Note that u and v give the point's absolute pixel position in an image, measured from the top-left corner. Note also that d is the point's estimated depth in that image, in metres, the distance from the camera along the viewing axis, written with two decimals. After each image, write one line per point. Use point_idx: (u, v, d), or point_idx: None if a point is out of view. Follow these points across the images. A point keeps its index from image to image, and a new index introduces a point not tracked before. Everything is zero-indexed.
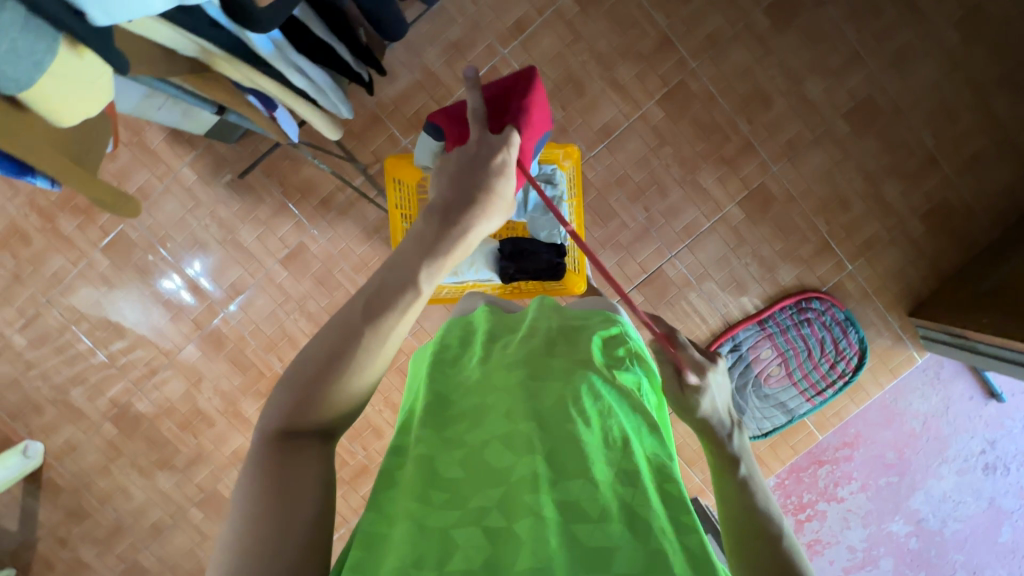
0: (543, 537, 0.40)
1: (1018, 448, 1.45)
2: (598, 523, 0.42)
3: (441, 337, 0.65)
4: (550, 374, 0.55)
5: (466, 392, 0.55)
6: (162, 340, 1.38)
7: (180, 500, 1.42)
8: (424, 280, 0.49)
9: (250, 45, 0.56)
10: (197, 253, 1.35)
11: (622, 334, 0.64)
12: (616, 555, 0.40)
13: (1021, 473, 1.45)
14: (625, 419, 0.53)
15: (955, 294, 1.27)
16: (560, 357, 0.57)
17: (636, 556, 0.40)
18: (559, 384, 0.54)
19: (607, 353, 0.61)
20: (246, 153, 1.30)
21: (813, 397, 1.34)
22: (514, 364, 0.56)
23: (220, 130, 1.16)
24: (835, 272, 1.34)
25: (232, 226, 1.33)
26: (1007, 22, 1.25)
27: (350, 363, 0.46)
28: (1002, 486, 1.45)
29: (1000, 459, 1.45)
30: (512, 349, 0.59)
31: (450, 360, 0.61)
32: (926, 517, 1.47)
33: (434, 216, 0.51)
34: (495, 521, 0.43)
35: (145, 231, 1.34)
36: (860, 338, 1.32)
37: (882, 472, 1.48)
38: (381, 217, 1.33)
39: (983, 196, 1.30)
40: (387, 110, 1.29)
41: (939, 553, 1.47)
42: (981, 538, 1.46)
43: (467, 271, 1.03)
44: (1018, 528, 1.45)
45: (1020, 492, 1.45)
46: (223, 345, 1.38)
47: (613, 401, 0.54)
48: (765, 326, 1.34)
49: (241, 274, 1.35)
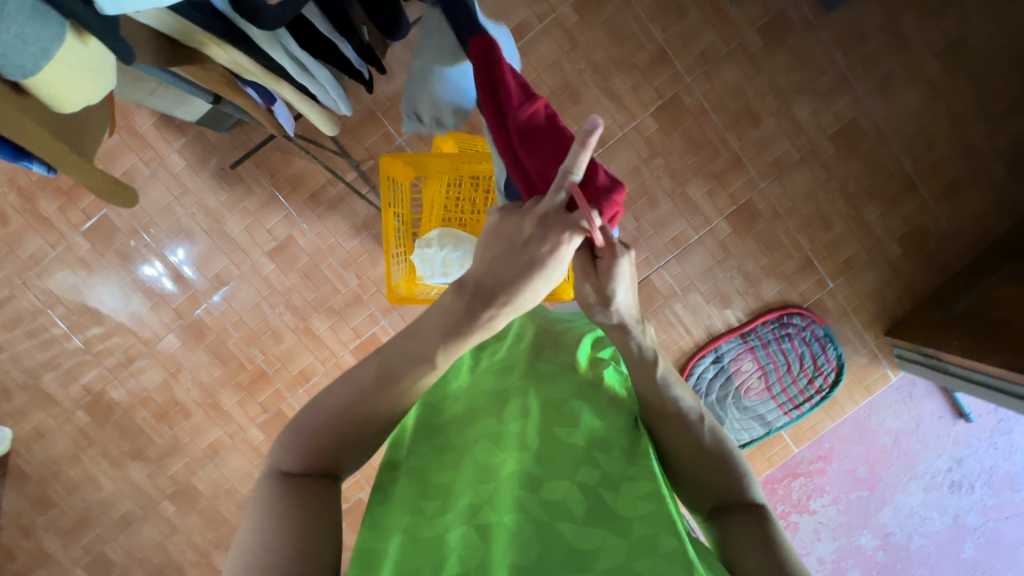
0: (528, 538, 0.41)
1: (983, 467, 1.49)
2: (582, 524, 0.43)
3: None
4: (536, 375, 0.56)
5: (457, 398, 0.57)
6: (141, 328, 1.35)
7: (152, 491, 1.39)
8: (440, 358, 0.50)
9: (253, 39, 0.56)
10: (181, 241, 1.33)
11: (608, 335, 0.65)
12: (598, 555, 0.42)
13: (985, 491, 1.49)
14: (612, 418, 0.53)
15: (928, 315, 1.31)
16: (546, 359, 0.58)
17: (618, 553, 0.42)
18: (544, 385, 0.54)
19: (592, 353, 0.61)
20: (237, 143, 1.29)
21: (791, 410, 1.37)
22: (501, 371, 0.57)
23: (212, 118, 1.15)
24: (816, 289, 1.37)
25: (219, 215, 1.32)
26: (987, 56, 1.29)
27: (359, 413, 0.49)
28: (966, 503, 1.50)
29: (966, 477, 1.50)
30: (501, 355, 0.60)
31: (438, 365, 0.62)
32: (893, 532, 1.51)
33: (465, 291, 0.50)
34: (484, 519, 0.43)
35: (128, 216, 1.31)
36: (837, 354, 1.35)
37: (853, 486, 1.52)
38: (371, 214, 1.33)
39: (958, 222, 1.35)
40: (382, 107, 1.29)
41: (905, 567, 1.51)
42: (944, 553, 1.50)
43: (457, 271, 1.04)
44: (981, 545, 1.50)
45: (983, 509, 1.49)
46: (204, 336, 1.36)
47: (599, 400, 0.54)
48: (747, 340, 1.37)
49: (226, 265, 1.34)
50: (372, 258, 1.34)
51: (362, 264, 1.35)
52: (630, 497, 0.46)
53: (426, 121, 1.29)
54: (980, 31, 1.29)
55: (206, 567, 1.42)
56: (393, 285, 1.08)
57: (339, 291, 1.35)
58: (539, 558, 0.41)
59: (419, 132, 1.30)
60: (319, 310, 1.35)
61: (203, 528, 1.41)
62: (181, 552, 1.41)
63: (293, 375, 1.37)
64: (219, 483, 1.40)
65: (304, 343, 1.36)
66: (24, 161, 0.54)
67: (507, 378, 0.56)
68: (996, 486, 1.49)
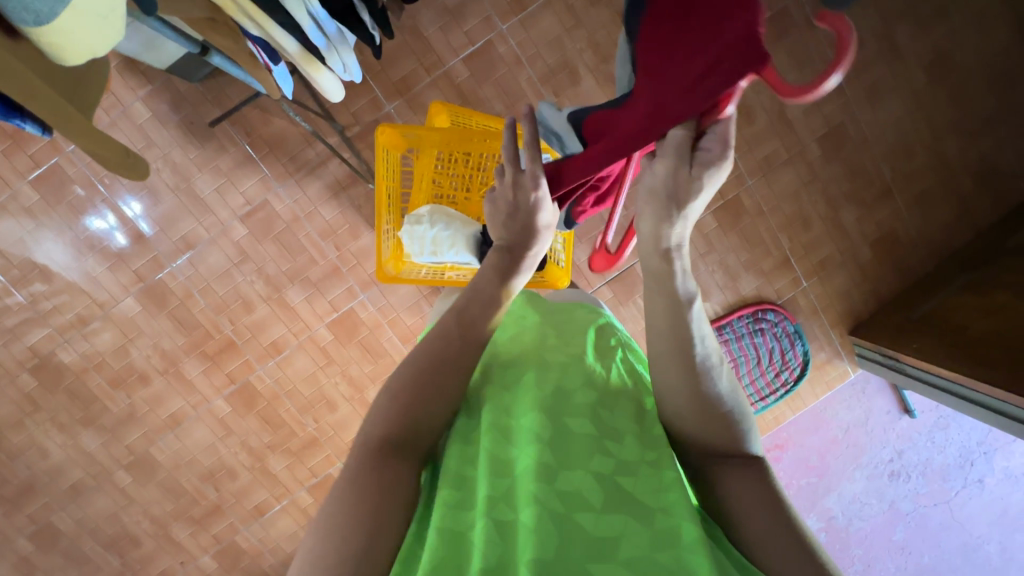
0: (549, 532, 0.41)
1: (920, 458, 1.61)
2: (601, 513, 0.44)
3: (426, 343, 0.67)
4: (548, 364, 0.55)
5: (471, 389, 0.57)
6: (97, 289, 1.26)
7: (105, 461, 1.32)
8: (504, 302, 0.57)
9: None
10: (144, 198, 1.23)
11: (609, 325, 0.65)
12: (619, 543, 0.42)
13: (920, 481, 1.61)
14: (624, 403, 0.53)
15: (890, 319, 1.38)
16: (558, 348, 0.57)
17: (639, 541, 0.42)
18: (553, 372, 0.54)
19: (602, 341, 0.61)
20: (210, 95, 1.19)
21: (757, 402, 1.43)
22: (511, 362, 0.57)
23: (185, 66, 1.06)
24: (791, 287, 1.42)
25: (187, 172, 1.23)
26: (970, 73, 1.34)
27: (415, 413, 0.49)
28: (902, 491, 1.61)
29: (904, 467, 1.61)
30: (512, 345, 0.60)
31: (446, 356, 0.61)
32: (836, 515, 1.61)
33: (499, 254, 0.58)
34: (501, 514, 0.44)
35: (84, 167, 1.20)
36: (804, 351, 1.41)
37: (804, 473, 1.61)
38: (354, 183, 1.27)
39: (925, 231, 1.41)
40: (371, 71, 1.21)
41: (843, 547, 1.61)
42: (879, 536, 1.61)
43: (446, 252, 1.01)
44: (911, 529, 1.60)
45: (917, 497, 1.61)
46: (167, 301, 1.28)
47: (611, 387, 0.54)
48: (722, 332, 1.41)
49: (194, 227, 1.25)
50: (353, 229, 1.29)
51: (342, 235, 1.29)
52: (648, 482, 0.47)
53: (417, 90, 1.23)
54: (965, 47, 1.32)
55: (163, 538, 1.37)
56: (381, 262, 1.04)
57: (316, 262, 1.29)
58: (560, 549, 0.41)
59: (409, 101, 1.24)
60: (294, 281, 1.30)
61: (162, 499, 1.35)
62: (136, 524, 1.36)
63: (264, 347, 1.32)
64: (179, 454, 1.34)
65: (276, 314, 1.30)
66: (15, 120, 0.51)
67: (517, 368, 0.55)
68: (930, 477, 1.61)
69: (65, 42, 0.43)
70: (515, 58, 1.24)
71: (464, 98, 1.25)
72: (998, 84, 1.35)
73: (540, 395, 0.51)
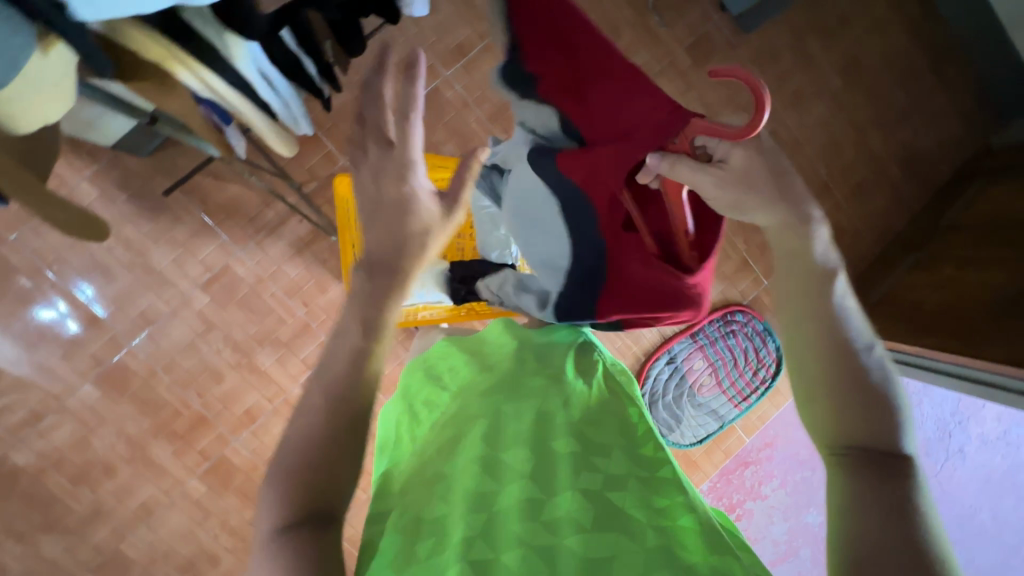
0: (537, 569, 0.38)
1: None
2: (591, 534, 0.40)
3: (404, 383, 0.65)
4: (529, 392, 0.54)
5: (443, 422, 0.54)
6: (51, 380, 1.19)
7: (71, 567, 1.21)
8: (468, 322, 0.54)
9: (230, 58, 0.55)
10: (96, 279, 1.19)
11: (589, 349, 0.65)
12: (614, 564, 0.38)
13: None
14: (607, 423, 0.51)
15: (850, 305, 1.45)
16: (538, 374, 0.57)
17: (635, 559, 0.38)
18: (531, 400, 0.52)
19: (579, 366, 0.60)
20: (160, 168, 1.18)
21: (739, 403, 1.45)
22: (490, 391, 0.55)
23: (132, 141, 1.05)
24: (754, 287, 1.48)
25: (141, 248, 1.20)
26: (877, 73, 1.47)
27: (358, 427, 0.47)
28: None
29: None
30: (492, 376, 0.58)
31: (426, 399, 0.59)
32: None
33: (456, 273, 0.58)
34: (483, 554, 0.39)
35: (31, 255, 1.15)
36: (777, 347, 1.46)
37: (798, 469, 1.57)
38: (317, 238, 1.26)
39: (865, 219, 1.50)
40: (323, 127, 1.23)
41: None
42: None
43: (417, 292, 1.01)
44: None
45: None
46: (129, 384, 1.22)
47: (590, 410, 0.53)
48: (696, 339, 1.45)
49: (153, 302, 1.21)
50: (320, 283, 1.28)
51: (309, 291, 1.27)
52: (640, 498, 0.43)
53: None
54: (869, 50, 1.46)
55: None
56: None
57: (285, 322, 1.27)
58: None
59: None
60: (264, 344, 1.26)
61: None
62: None
63: (238, 417, 1.26)
64: (154, 546, 1.25)
65: (247, 381, 1.26)
66: None
67: (496, 399, 0.53)
68: None
69: (17, 109, 0.44)
70: (462, 101, 1.29)
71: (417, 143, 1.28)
72: (904, 80, 1.48)
73: (521, 425, 0.49)
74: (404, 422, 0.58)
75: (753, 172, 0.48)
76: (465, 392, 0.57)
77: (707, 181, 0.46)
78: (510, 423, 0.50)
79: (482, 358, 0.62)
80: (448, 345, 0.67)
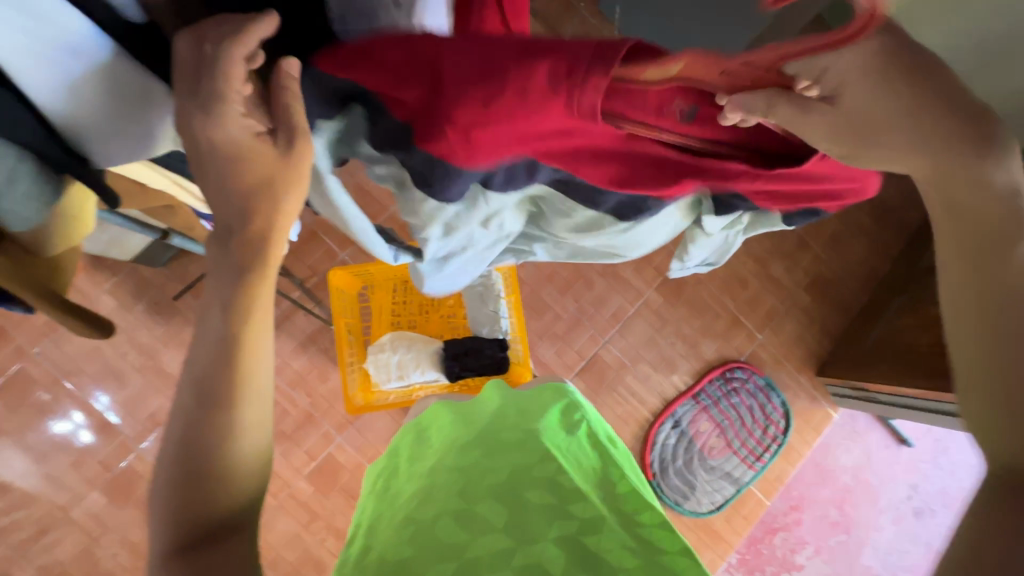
0: None
1: (936, 489, 1.55)
2: None
3: (397, 444, 0.66)
4: (509, 444, 0.55)
5: (422, 470, 0.55)
6: (59, 490, 1.20)
7: None
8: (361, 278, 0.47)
9: None
10: (109, 385, 1.24)
11: (572, 403, 0.67)
12: None
13: (945, 514, 1.55)
14: (582, 474, 0.53)
15: (847, 352, 1.45)
16: (520, 427, 0.58)
17: None
18: (512, 453, 0.54)
19: (562, 419, 0.63)
20: (173, 275, 1.27)
21: (754, 463, 1.44)
22: (471, 446, 0.56)
23: (148, 254, 1.15)
24: (749, 342, 1.49)
25: (153, 351, 1.26)
26: None
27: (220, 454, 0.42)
28: (933, 530, 1.53)
29: (925, 502, 1.55)
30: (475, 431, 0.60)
31: (414, 452, 0.61)
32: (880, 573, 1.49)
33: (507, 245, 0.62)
34: None
35: (50, 365, 1.22)
36: (782, 401, 1.47)
37: (830, 532, 1.49)
38: (318, 328, 1.32)
39: (847, 267, 1.55)
40: (324, 227, 1.34)
41: None
42: None
43: (413, 373, 1.05)
44: None
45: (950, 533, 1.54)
46: (135, 488, 1.23)
47: (566, 459, 0.54)
48: (699, 400, 1.45)
49: (162, 403, 1.25)
50: (323, 373, 1.32)
51: (313, 381, 1.31)
52: (613, 543, 0.45)
53: None
54: None
55: None
56: (350, 395, 1.07)
57: (289, 414, 1.29)
58: None
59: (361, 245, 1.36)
60: None
61: None
62: None
63: None
64: None
65: None
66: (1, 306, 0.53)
67: (477, 453, 0.55)
68: (953, 506, 1.55)
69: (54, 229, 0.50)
70: None
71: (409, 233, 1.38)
72: None
73: (499, 476, 0.51)
74: (387, 478, 0.59)
75: (882, 112, 0.35)
76: (448, 445, 0.58)
77: (823, 131, 0.34)
78: (489, 474, 0.51)
79: (471, 415, 0.65)
80: (444, 404, 0.69)
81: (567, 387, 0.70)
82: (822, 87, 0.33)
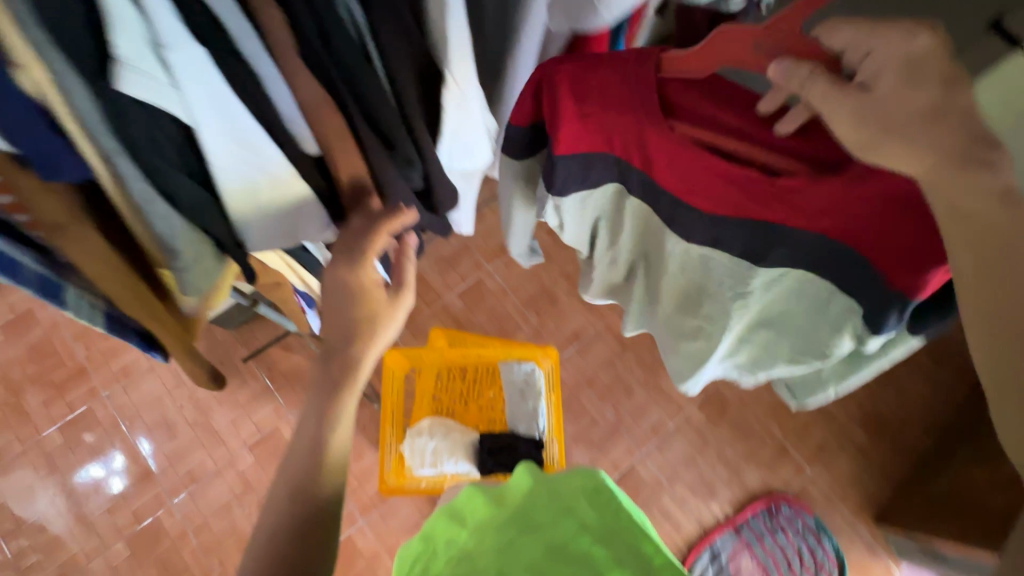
0: None
1: None
2: None
3: (430, 528, 0.65)
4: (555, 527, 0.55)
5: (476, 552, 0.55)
6: (89, 536, 1.24)
7: None
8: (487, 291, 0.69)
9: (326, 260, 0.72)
10: (159, 435, 1.31)
11: (605, 484, 0.59)
12: None
13: None
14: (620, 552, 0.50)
15: (910, 501, 1.33)
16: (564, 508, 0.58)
17: None
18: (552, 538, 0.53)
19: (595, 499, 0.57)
20: (240, 338, 1.38)
21: None
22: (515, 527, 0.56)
23: (225, 317, 1.27)
24: (797, 475, 1.40)
25: (207, 408, 1.33)
26: None
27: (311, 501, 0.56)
28: None
29: None
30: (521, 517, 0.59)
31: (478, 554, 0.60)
32: None
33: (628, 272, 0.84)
34: None
35: (114, 410, 1.31)
36: (835, 548, 1.33)
37: None
38: (361, 404, 1.37)
39: (906, 407, 1.47)
40: None
41: None
42: None
43: (445, 462, 1.07)
44: None
45: None
46: (158, 544, 1.24)
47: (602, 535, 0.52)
48: (740, 533, 1.34)
49: (202, 460, 1.30)
50: (357, 450, 1.34)
51: None
52: None
53: (421, 321, 1.44)
54: None
55: None
56: (384, 475, 1.10)
57: None
58: None
59: (413, 329, 1.43)
60: None
61: None
62: None
63: None
64: None
65: None
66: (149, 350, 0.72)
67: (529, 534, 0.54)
68: None
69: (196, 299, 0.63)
70: (502, 290, 1.49)
71: (459, 322, 1.45)
72: None
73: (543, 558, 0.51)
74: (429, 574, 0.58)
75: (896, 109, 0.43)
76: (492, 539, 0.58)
77: (844, 113, 0.43)
78: (524, 558, 0.50)
79: (502, 497, 0.63)
80: (472, 490, 0.67)
81: (599, 473, 0.61)
82: (861, 75, 0.43)
